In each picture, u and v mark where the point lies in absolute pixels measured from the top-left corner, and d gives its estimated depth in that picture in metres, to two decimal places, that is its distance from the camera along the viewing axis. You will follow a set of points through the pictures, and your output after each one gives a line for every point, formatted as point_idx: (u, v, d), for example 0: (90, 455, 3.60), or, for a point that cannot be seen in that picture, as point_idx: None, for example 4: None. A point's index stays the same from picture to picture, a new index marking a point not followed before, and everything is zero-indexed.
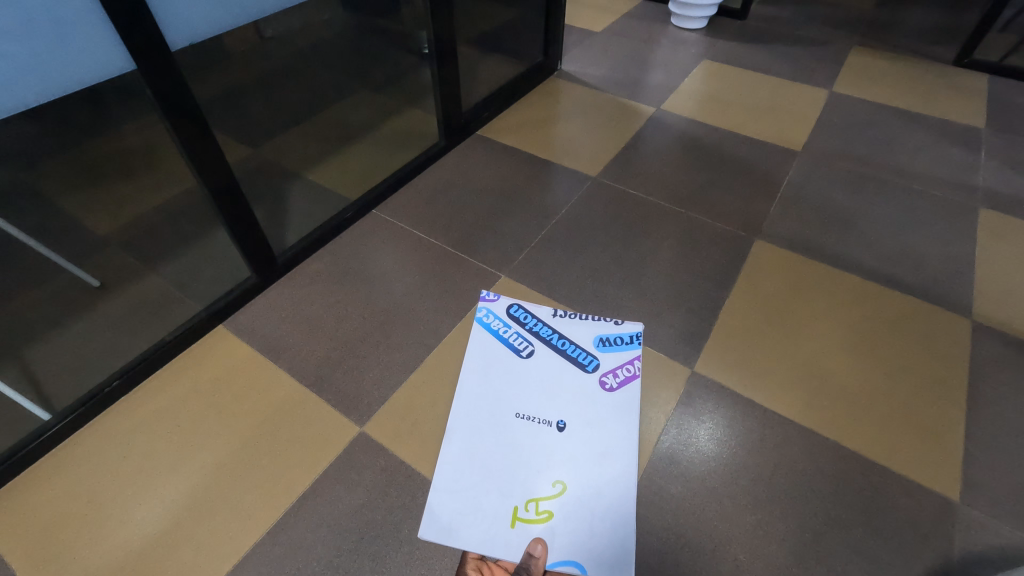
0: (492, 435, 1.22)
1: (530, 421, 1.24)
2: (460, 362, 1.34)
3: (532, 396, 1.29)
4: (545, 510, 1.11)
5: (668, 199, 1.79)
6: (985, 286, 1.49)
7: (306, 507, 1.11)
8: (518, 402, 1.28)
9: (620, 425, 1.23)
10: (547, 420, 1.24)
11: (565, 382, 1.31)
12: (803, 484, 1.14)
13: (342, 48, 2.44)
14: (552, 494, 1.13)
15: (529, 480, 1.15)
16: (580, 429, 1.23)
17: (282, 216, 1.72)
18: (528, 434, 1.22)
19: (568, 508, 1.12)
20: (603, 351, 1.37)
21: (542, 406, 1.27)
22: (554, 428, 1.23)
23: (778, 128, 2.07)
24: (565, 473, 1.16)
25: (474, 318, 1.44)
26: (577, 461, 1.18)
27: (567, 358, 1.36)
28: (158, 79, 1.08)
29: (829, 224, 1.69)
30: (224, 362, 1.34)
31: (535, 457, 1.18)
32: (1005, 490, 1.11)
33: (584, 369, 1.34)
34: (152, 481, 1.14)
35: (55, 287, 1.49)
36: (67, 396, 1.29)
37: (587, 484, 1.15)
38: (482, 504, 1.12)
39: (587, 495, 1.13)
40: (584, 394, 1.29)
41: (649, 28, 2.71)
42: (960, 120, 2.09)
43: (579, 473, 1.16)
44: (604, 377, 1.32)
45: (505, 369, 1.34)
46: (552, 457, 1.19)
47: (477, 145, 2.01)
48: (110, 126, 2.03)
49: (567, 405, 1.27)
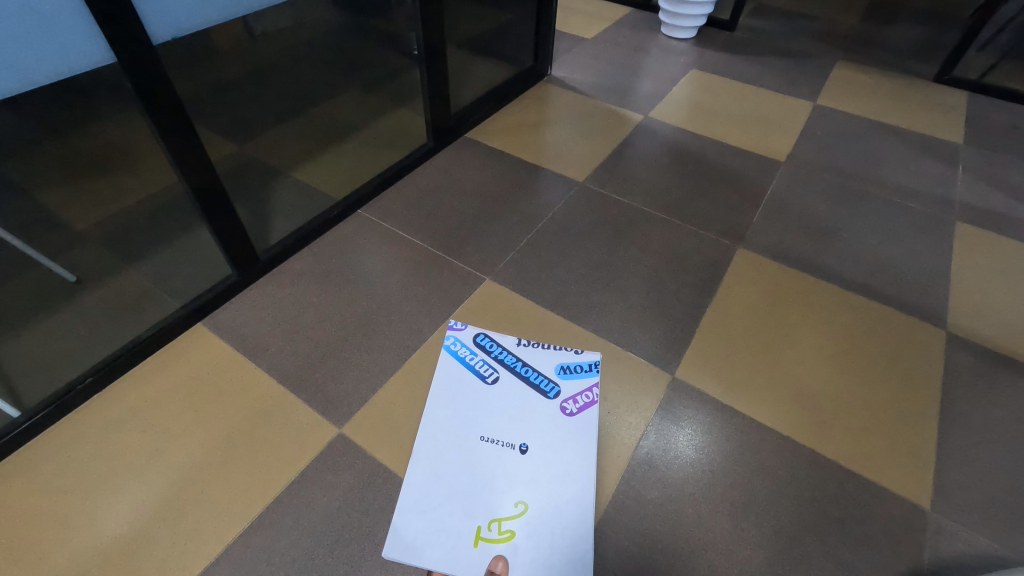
0: (456, 456, 1.19)
1: (493, 444, 1.21)
2: (428, 383, 1.30)
3: (495, 420, 1.26)
4: (507, 528, 1.09)
5: (654, 206, 1.80)
6: (960, 298, 1.52)
7: (281, 509, 1.09)
8: (482, 424, 1.24)
9: (583, 444, 1.21)
10: (509, 444, 1.22)
11: (527, 405, 1.28)
12: (779, 490, 1.15)
13: (333, 47, 2.43)
14: (514, 513, 1.11)
15: (493, 498, 1.13)
16: (543, 449, 1.21)
17: (265, 215, 1.71)
18: (491, 457, 1.19)
19: (530, 527, 1.09)
20: (565, 378, 1.33)
21: (506, 429, 1.24)
22: (516, 452, 1.20)
23: (764, 138, 2.10)
24: (528, 492, 1.14)
25: (441, 346, 1.38)
26: (541, 481, 1.16)
27: (528, 384, 1.32)
28: (140, 76, 1.07)
29: (811, 235, 1.71)
30: (199, 363, 1.32)
31: (498, 478, 1.16)
32: (975, 499, 1.13)
33: (545, 395, 1.30)
34: (117, 485, 1.11)
35: (31, 282, 1.46)
36: (38, 393, 1.26)
37: (549, 502, 1.13)
38: (445, 522, 1.09)
39: (549, 514, 1.11)
40: (545, 419, 1.26)
41: (639, 36, 2.74)
42: (939, 135, 2.14)
43: (541, 493, 1.14)
44: (564, 403, 1.29)
45: (468, 394, 1.30)
46: (516, 478, 1.16)
47: (466, 147, 2.01)
48: (93, 119, 2.00)
49: (531, 428, 1.24)
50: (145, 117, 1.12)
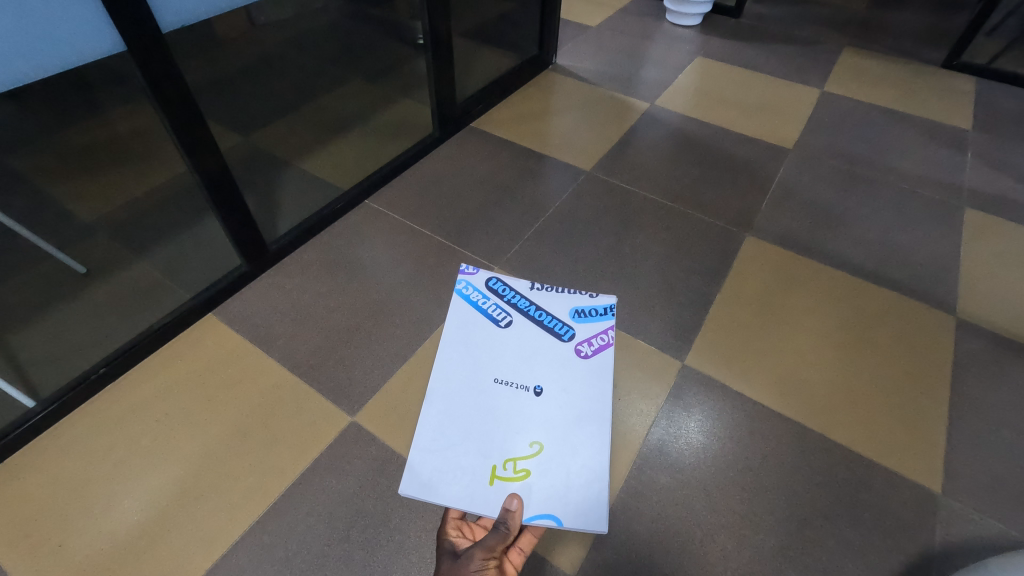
0: (471, 399, 1.22)
1: (507, 385, 1.24)
2: (442, 335, 1.35)
3: (509, 362, 1.29)
4: (522, 467, 1.12)
5: (661, 195, 1.79)
6: (970, 285, 1.52)
7: (295, 497, 1.10)
8: (497, 368, 1.27)
9: (596, 389, 1.25)
10: (522, 386, 1.25)
11: (540, 349, 1.31)
12: (790, 475, 1.16)
13: (336, 36, 2.42)
14: (529, 455, 1.14)
15: (508, 438, 1.16)
16: (557, 392, 1.24)
17: (273, 204, 1.71)
18: (505, 398, 1.23)
19: (545, 465, 1.12)
20: (577, 320, 1.37)
21: (519, 372, 1.27)
22: (530, 393, 1.23)
23: (771, 125, 2.08)
24: (542, 434, 1.17)
25: (454, 291, 1.44)
26: (554, 422, 1.19)
27: (542, 327, 1.36)
28: (149, 63, 1.06)
29: (819, 222, 1.70)
30: (210, 354, 1.32)
31: (513, 419, 1.19)
32: (986, 483, 1.14)
33: (558, 337, 1.33)
34: (132, 473, 1.12)
35: (41, 273, 1.46)
36: (51, 383, 1.27)
37: (565, 447, 1.16)
38: (460, 461, 1.12)
39: (563, 457, 1.14)
40: (560, 361, 1.29)
41: (644, 23, 2.72)
42: (948, 121, 2.12)
43: (555, 436, 1.17)
44: (578, 343, 1.33)
45: (482, 338, 1.33)
46: (530, 420, 1.19)
47: (471, 136, 2.00)
48: (97, 111, 1.99)
49: (545, 370, 1.28)
50: (153, 105, 1.11)
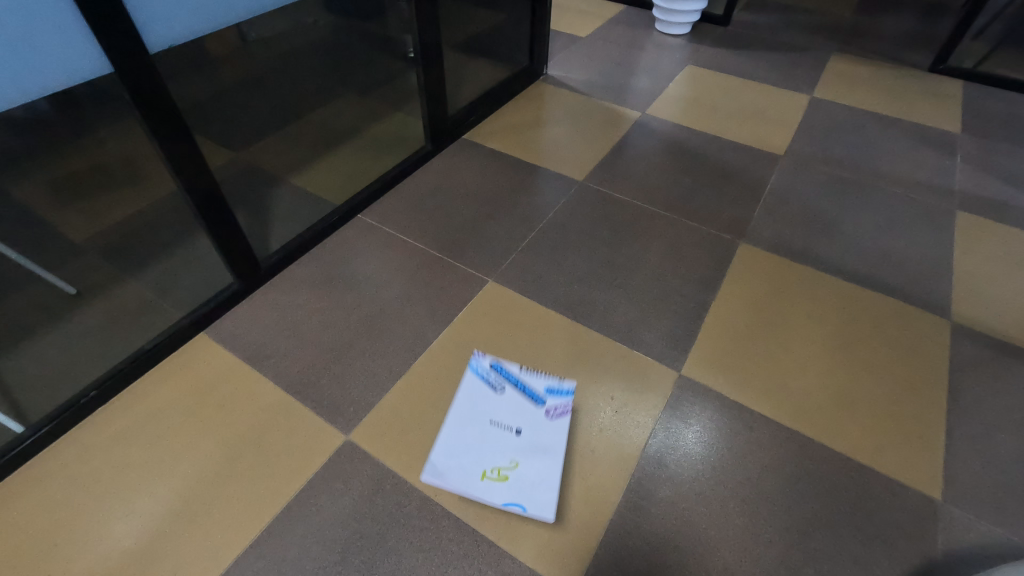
0: (471, 413, 1.25)
1: (494, 425, 1.23)
2: (435, 363, 1.34)
3: (503, 402, 1.27)
4: (502, 472, 1.15)
5: (654, 204, 1.79)
6: (964, 289, 1.52)
7: (289, 519, 1.08)
8: (490, 410, 1.26)
9: (570, 433, 1.21)
10: (506, 424, 1.24)
11: (518, 405, 1.27)
12: (790, 485, 1.15)
13: (327, 51, 2.43)
14: (507, 468, 1.16)
15: (490, 450, 1.19)
16: (540, 430, 1.22)
17: (265, 221, 1.70)
18: (489, 435, 1.21)
19: (515, 479, 1.15)
20: (551, 395, 1.28)
21: (508, 408, 1.26)
22: (511, 433, 1.22)
23: (762, 132, 2.09)
24: (522, 451, 1.19)
25: (447, 319, 1.44)
26: (531, 451, 1.19)
27: (529, 396, 1.27)
28: (140, 88, 1.06)
29: (812, 228, 1.71)
30: (203, 374, 1.31)
31: (499, 438, 1.21)
32: (987, 488, 1.13)
33: (531, 401, 1.27)
34: (123, 498, 1.10)
35: (31, 296, 1.45)
36: (41, 407, 1.25)
37: (540, 465, 1.16)
38: (459, 446, 1.19)
39: (533, 476, 1.15)
40: (540, 416, 1.24)
41: (634, 33, 2.74)
42: (937, 125, 2.13)
43: (532, 455, 1.18)
44: (551, 407, 1.26)
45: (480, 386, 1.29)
46: (514, 439, 1.21)
47: (463, 149, 2.00)
48: (88, 130, 1.98)
49: (533, 412, 1.25)
50: (143, 128, 1.11)
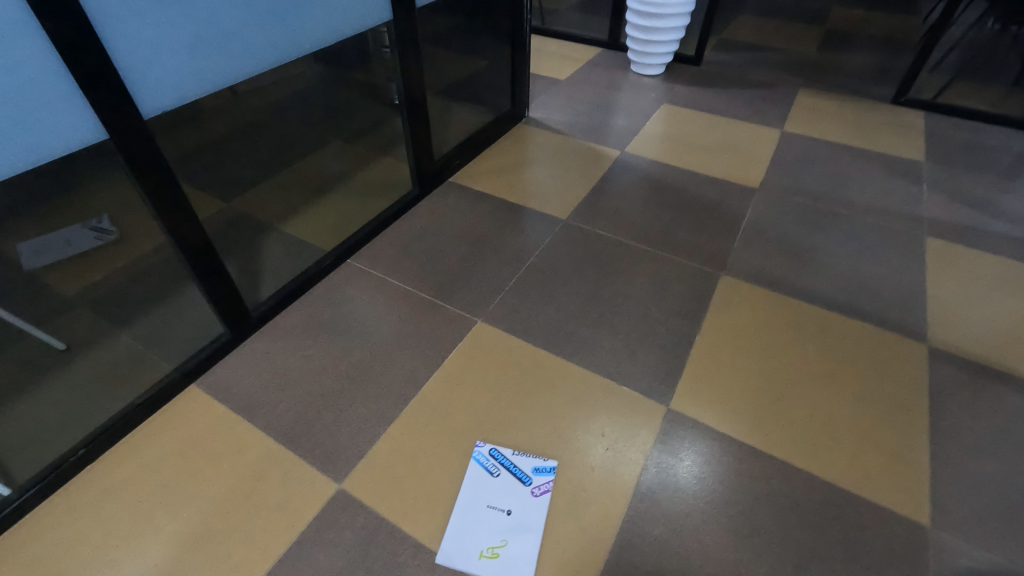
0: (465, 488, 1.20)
1: (486, 508, 1.17)
2: (427, 406, 1.35)
3: (494, 480, 1.21)
4: (493, 550, 1.10)
5: (637, 239, 1.85)
6: (938, 313, 1.57)
7: (282, 573, 1.07)
8: (481, 489, 1.19)
9: (559, 510, 1.17)
10: (497, 505, 1.17)
11: (509, 487, 1.20)
12: (781, 516, 1.16)
13: (316, 100, 2.50)
14: (497, 546, 1.11)
15: (479, 529, 1.13)
16: (531, 512, 1.16)
17: (256, 269, 1.72)
18: (479, 517, 1.15)
19: (501, 560, 1.09)
20: (537, 474, 1.23)
21: (500, 489, 1.20)
22: (501, 514, 1.16)
23: (737, 167, 2.18)
24: (513, 530, 1.14)
25: (438, 361, 1.46)
26: (519, 529, 1.14)
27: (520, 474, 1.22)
28: (129, 148, 1.11)
29: (790, 258, 1.76)
30: (194, 426, 1.31)
31: (489, 516, 1.15)
32: (973, 511, 1.15)
33: (520, 480, 1.21)
34: (111, 560, 1.08)
35: (20, 353, 1.45)
36: (30, 467, 1.24)
37: (531, 545, 1.11)
38: (457, 516, 1.15)
39: (518, 554, 1.10)
40: (528, 493, 1.19)
41: (611, 74, 2.86)
42: (902, 154, 2.24)
43: (522, 534, 1.13)
44: (537, 485, 1.20)
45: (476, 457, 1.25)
46: (504, 516, 1.16)
47: (450, 191, 2.06)
48: (80, 185, 2.02)
49: (524, 488, 1.20)
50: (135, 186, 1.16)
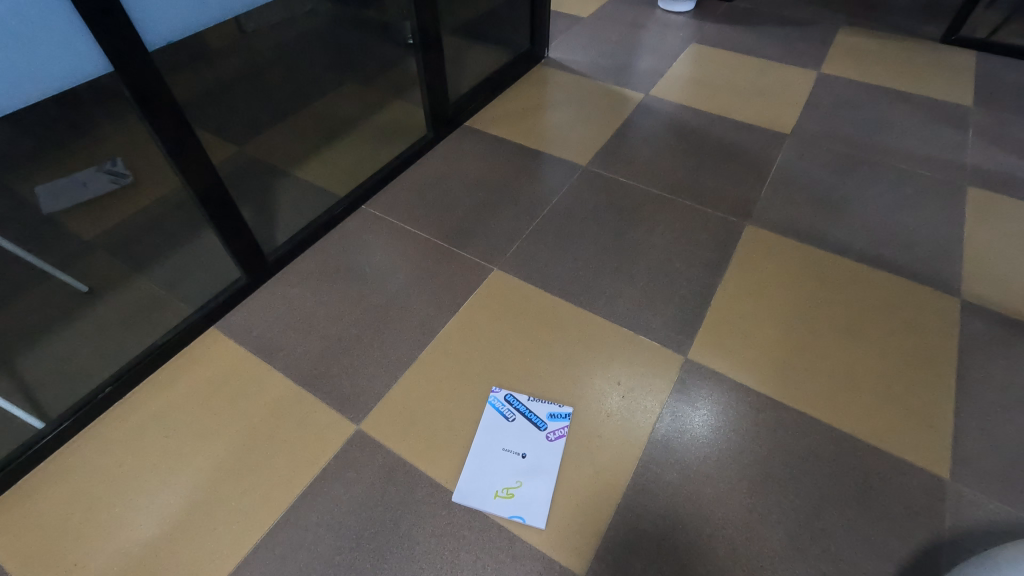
0: (481, 434, 1.21)
1: (502, 451, 1.18)
2: (444, 353, 1.35)
3: (509, 425, 1.22)
4: (509, 491, 1.12)
5: (660, 187, 1.78)
6: (975, 266, 1.50)
7: (304, 506, 1.11)
8: (496, 433, 1.20)
9: (574, 456, 1.18)
10: (513, 449, 1.19)
11: (524, 432, 1.21)
12: (797, 466, 1.15)
13: (326, 39, 2.40)
14: (512, 487, 1.13)
15: (496, 470, 1.15)
16: (546, 456, 1.18)
17: (271, 214, 1.71)
18: (495, 459, 1.17)
19: (517, 501, 1.11)
20: (553, 419, 1.23)
21: (515, 433, 1.21)
22: (516, 457, 1.17)
23: (769, 111, 2.06)
24: (528, 472, 1.15)
25: (455, 309, 1.45)
26: (534, 473, 1.15)
27: (536, 421, 1.23)
28: (136, 84, 1.05)
29: (820, 208, 1.69)
30: (215, 367, 1.33)
31: (504, 460, 1.17)
32: (996, 466, 1.13)
33: (534, 426, 1.22)
34: (143, 490, 1.13)
35: (44, 294, 1.47)
36: (61, 402, 1.28)
37: (545, 487, 1.13)
38: (473, 460, 1.16)
39: (533, 495, 1.12)
40: (544, 440, 1.20)
41: (637, 12, 2.69)
42: (949, 99, 2.09)
43: (537, 477, 1.15)
44: (552, 431, 1.21)
45: (492, 406, 1.25)
46: (519, 460, 1.17)
47: (465, 136, 1.99)
48: (91, 126, 1.99)
49: (538, 435, 1.21)
50: (145, 125, 1.11)
